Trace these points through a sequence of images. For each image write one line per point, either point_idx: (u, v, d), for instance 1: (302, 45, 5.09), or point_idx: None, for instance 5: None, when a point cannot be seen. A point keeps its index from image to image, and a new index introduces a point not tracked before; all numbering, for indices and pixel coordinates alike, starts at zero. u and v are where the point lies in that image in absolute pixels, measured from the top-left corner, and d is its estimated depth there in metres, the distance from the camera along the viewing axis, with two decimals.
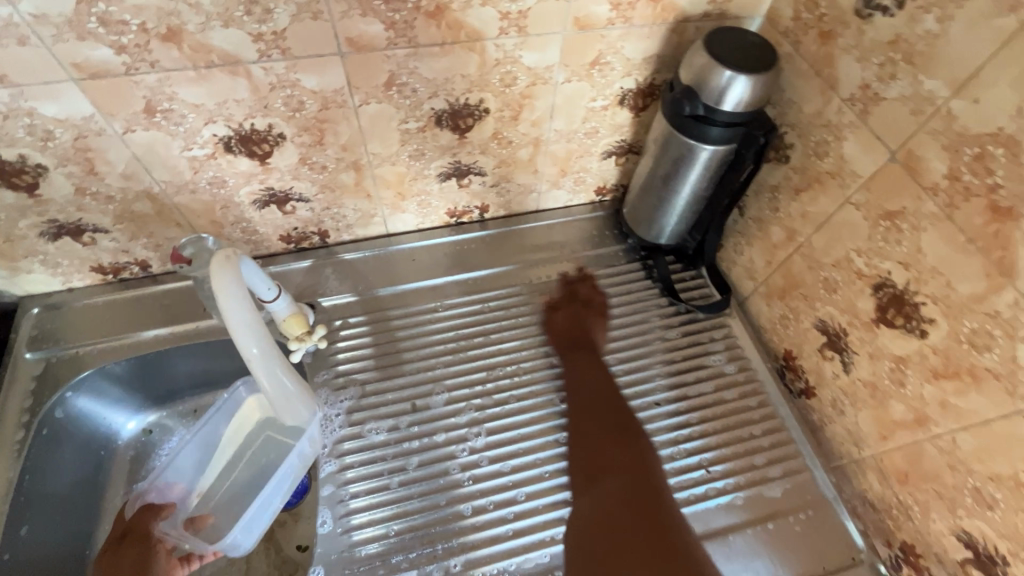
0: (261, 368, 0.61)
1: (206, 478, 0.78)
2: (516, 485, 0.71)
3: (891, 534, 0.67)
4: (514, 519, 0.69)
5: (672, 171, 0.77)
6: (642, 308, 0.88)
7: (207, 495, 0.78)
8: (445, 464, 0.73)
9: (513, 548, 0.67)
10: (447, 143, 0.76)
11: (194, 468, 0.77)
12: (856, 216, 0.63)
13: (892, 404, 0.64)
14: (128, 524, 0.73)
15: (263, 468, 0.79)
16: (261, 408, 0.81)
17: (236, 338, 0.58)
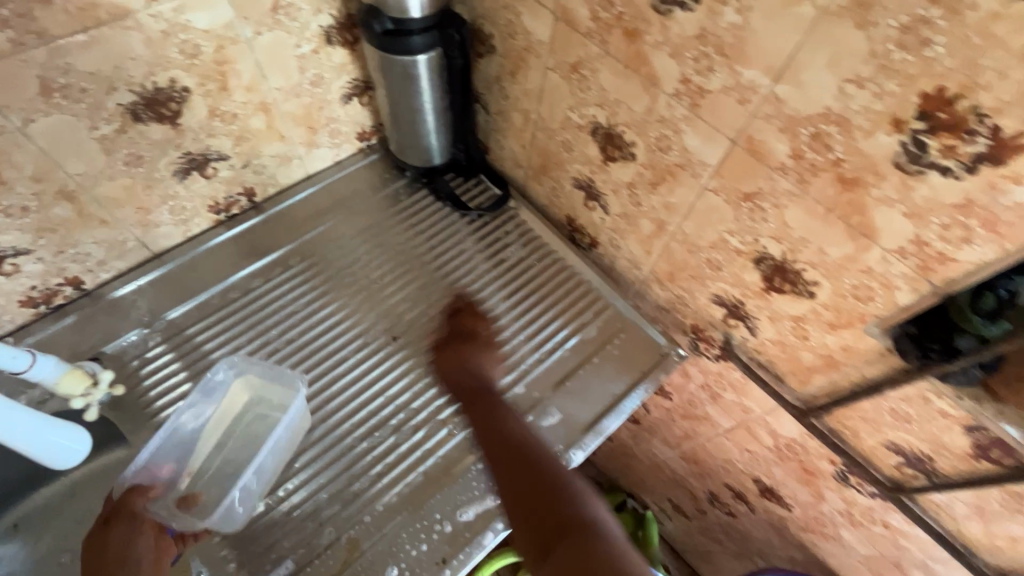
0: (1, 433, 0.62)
1: (196, 459, 0.73)
2: (390, 419, 0.74)
3: (682, 322, 0.82)
4: (399, 446, 0.72)
5: (404, 92, 0.79)
6: (440, 228, 0.93)
7: (198, 473, 0.72)
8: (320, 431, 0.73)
9: (405, 469, 0.71)
10: (162, 137, 0.70)
11: (181, 449, 0.72)
12: (556, 78, 0.71)
13: (642, 222, 0.76)
14: (115, 503, 0.61)
15: (250, 446, 0.74)
16: (249, 387, 0.76)
17: None
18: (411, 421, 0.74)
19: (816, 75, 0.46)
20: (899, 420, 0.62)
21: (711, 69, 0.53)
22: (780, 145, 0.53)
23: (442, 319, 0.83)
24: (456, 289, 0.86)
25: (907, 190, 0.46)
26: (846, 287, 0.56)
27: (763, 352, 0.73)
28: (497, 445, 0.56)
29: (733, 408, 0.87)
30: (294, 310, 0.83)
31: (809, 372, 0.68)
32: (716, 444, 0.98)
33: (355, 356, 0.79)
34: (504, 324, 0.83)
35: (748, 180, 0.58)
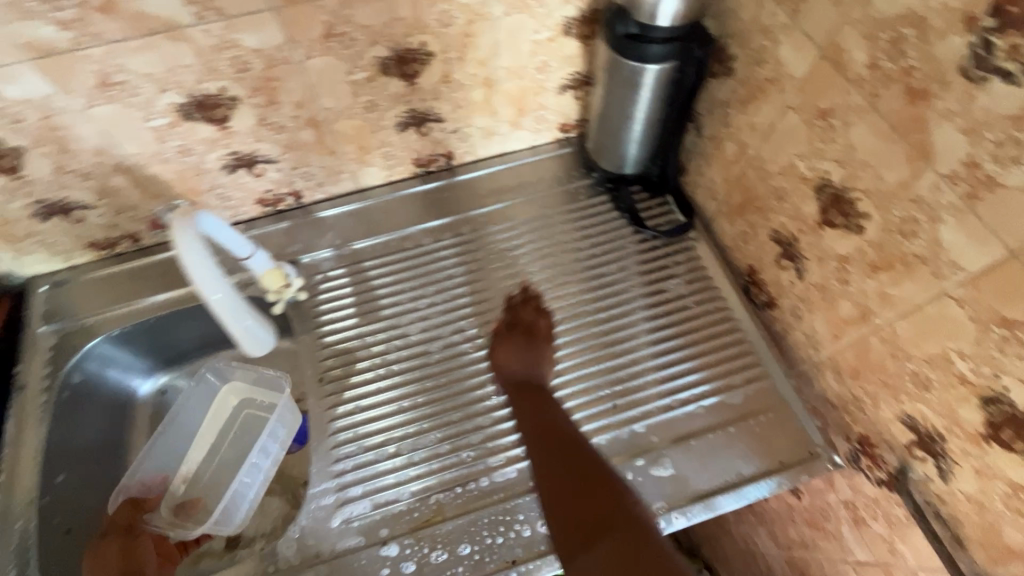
0: (223, 308, 0.72)
1: (190, 463, 0.90)
2: None
3: (849, 427, 0.70)
4: None
5: (621, 97, 0.77)
6: (609, 240, 0.90)
7: (193, 480, 0.89)
8: (455, 388, 0.78)
9: None
10: (398, 91, 0.78)
11: (167, 461, 0.89)
12: (796, 120, 0.64)
13: (841, 303, 0.66)
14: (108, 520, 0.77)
15: (234, 448, 0.91)
16: (236, 393, 0.94)
17: (198, 284, 0.68)
18: None
19: None
20: None
21: (1018, 161, 0.43)
22: None
23: (582, 329, 0.82)
24: (606, 304, 0.84)
25: None
26: None
27: (948, 502, 0.60)
28: (557, 442, 0.69)
29: (876, 541, 0.74)
30: (450, 273, 0.88)
31: (1006, 552, 0.54)
32: (836, 567, 0.85)
33: (488, 335, 0.83)
34: (639, 354, 0.79)
35: (1015, 305, 0.46)
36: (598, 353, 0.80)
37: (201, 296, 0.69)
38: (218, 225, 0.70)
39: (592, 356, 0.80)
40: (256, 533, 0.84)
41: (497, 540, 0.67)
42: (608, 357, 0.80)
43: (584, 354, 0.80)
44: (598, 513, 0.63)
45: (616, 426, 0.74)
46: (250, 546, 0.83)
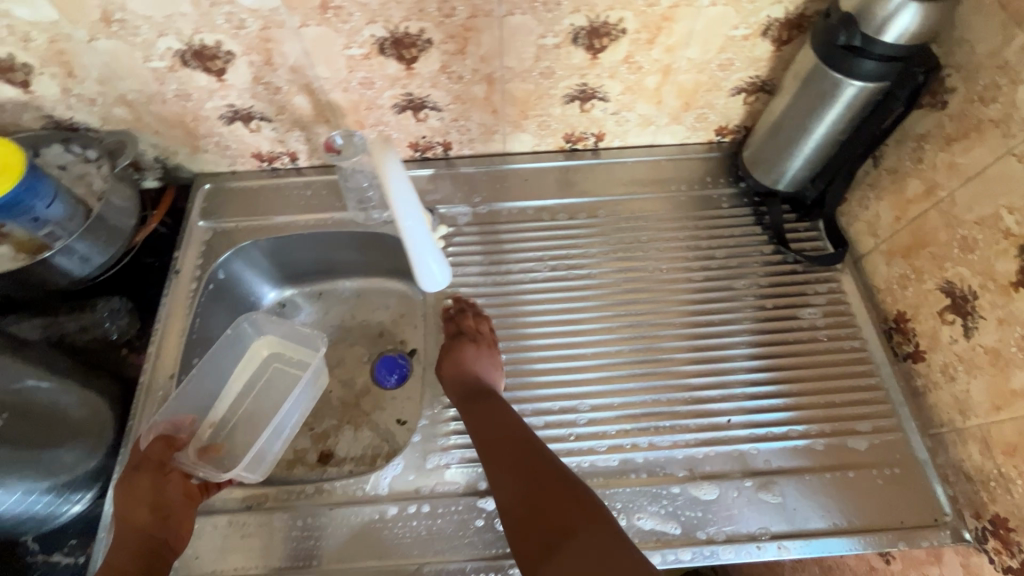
0: (413, 240, 0.75)
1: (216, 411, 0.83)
2: (610, 394, 0.76)
3: (983, 505, 0.66)
4: (610, 420, 0.74)
5: (809, 112, 0.74)
6: (745, 254, 0.87)
7: (219, 426, 0.83)
8: (550, 367, 0.79)
9: (645, 442, 0.73)
10: (579, 63, 0.78)
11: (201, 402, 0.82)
12: (1018, 170, 0.59)
13: (1015, 372, 0.61)
14: (141, 453, 0.71)
15: (266, 400, 0.85)
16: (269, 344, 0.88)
17: (396, 212, 0.71)
18: (616, 408, 0.75)
19: None
20: None
21: None
22: None
23: (674, 340, 0.80)
24: (708, 320, 0.82)
25: None
26: None
27: None
28: (496, 447, 0.66)
29: None
30: (559, 253, 0.88)
31: None
32: None
33: (581, 322, 0.82)
34: (737, 378, 0.77)
35: None
36: (705, 362, 0.78)
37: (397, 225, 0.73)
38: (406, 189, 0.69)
39: (678, 369, 0.78)
40: (347, 456, 0.87)
41: None
42: (714, 369, 0.78)
43: (672, 365, 0.78)
44: (555, 516, 0.59)
45: (721, 443, 0.72)
46: (340, 466, 0.87)
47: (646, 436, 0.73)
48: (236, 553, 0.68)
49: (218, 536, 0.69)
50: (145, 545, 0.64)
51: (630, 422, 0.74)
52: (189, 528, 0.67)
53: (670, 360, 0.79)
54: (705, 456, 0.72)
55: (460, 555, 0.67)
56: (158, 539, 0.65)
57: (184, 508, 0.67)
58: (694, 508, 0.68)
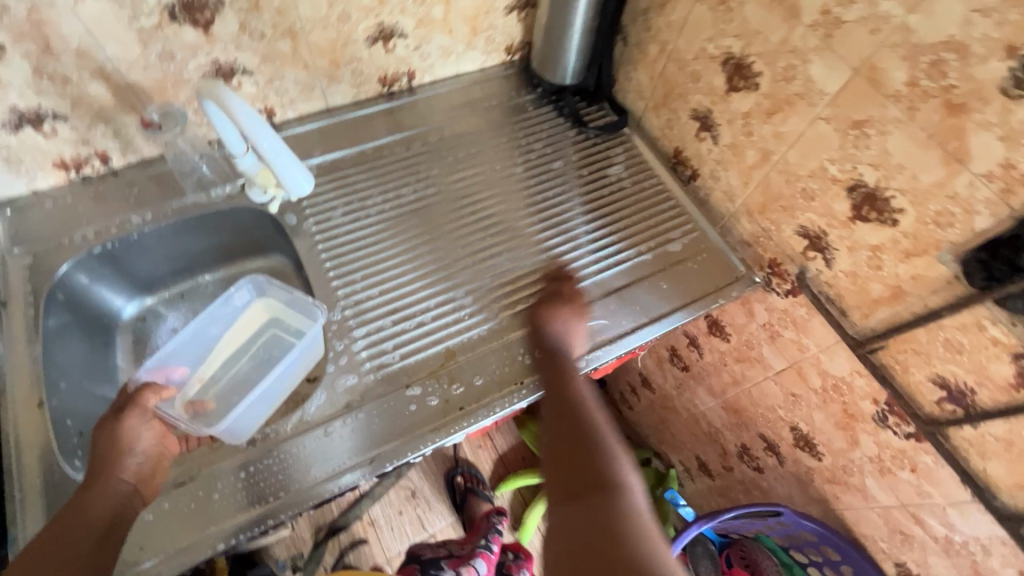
0: (276, 156, 0.80)
1: (210, 366, 0.87)
2: (484, 275, 0.88)
3: (762, 257, 0.91)
4: (490, 294, 0.86)
5: (564, 7, 0.92)
6: (559, 140, 1.05)
7: (208, 384, 0.86)
8: (425, 272, 0.88)
9: (525, 298, 0.86)
10: (369, 3, 0.87)
11: (195, 356, 0.87)
12: (703, 10, 0.82)
13: (747, 152, 0.85)
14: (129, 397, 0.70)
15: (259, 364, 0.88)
16: (268, 311, 0.90)
17: (253, 131, 0.76)
18: (491, 284, 0.87)
19: (947, 6, 0.55)
20: (951, 350, 0.69)
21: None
22: (899, 72, 0.61)
23: (520, 222, 0.95)
24: (542, 199, 0.98)
25: (1006, 114, 0.54)
26: (930, 214, 0.64)
27: (834, 285, 0.81)
28: (563, 421, 0.65)
29: (789, 347, 0.95)
30: (403, 182, 0.97)
31: (874, 304, 0.76)
32: (762, 389, 1.06)
33: (438, 232, 0.92)
34: (577, 232, 0.94)
35: (862, 108, 0.66)
36: (554, 224, 0.95)
37: (257, 146, 0.77)
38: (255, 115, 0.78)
39: (527, 243, 0.92)
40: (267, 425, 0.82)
41: (507, 366, 0.80)
42: (563, 227, 0.94)
43: (522, 241, 0.92)
44: (579, 472, 0.58)
45: (581, 279, 0.89)
46: None
47: (525, 293, 0.87)
48: (178, 525, 0.66)
49: (164, 510, 0.67)
50: (112, 489, 0.62)
51: (508, 289, 0.87)
52: (150, 480, 0.66)
53: (525, 232, 0.93)
54: (576, 291, 0.88)
55: (405, 437, 0.74)
56: (124, 486, 0.63)
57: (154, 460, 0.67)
58: (578, 329, 0.84)
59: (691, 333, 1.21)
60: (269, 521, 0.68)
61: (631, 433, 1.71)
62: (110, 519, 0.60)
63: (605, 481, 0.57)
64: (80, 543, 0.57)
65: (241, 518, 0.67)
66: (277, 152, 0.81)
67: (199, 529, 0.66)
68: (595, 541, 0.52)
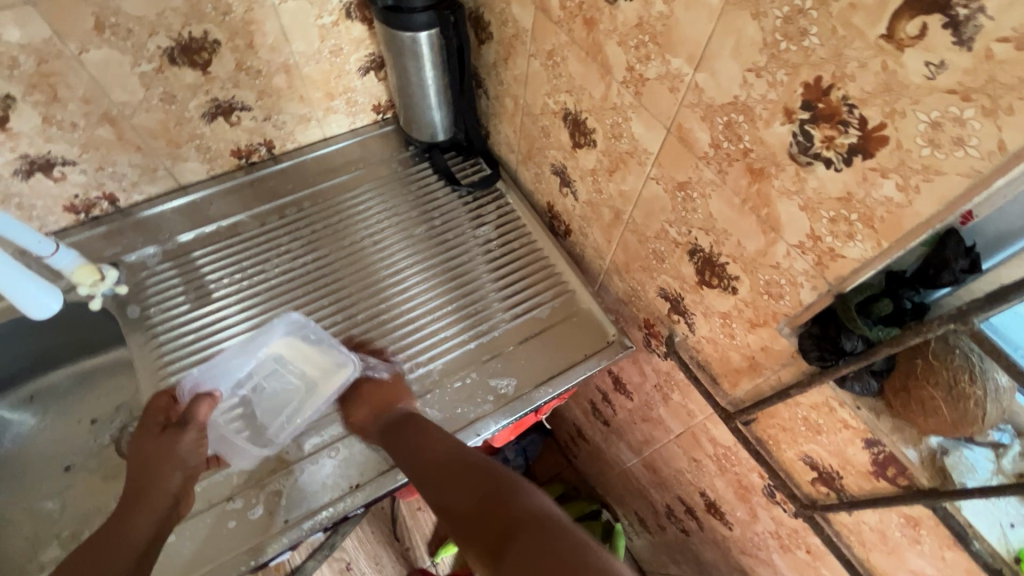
0: (3, 284, 0.66)
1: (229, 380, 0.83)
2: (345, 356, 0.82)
3: (637, 317, 0.84)
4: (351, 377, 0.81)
5: (408, 70, 0.87)
6: (436, 198, 1.00)
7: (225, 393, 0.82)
8: None
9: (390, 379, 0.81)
10: (194, 81, 0.82)
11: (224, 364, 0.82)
12: (536, 65, 0.76)
13: (603, 210, 0.79)
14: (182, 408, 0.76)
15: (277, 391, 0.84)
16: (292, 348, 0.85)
17: None
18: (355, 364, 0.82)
19: (725, 64, 0.48)
20: (811, 430, 0.61)
21: (648, 57, 0.56)
22: (703, 134, 0.55)
23: (396, 288, 0.89)
24: (423, 260, 0.92)
25: (801, 182, 0.47)
26: (761, 283, 0.57)
27: (700, 351, 0.73)
28: (465, 484, 0.67)
29: (680, 411, 0.87)
30: (271, 253, 0.92)
31: (737, 374, 0.68)
32: (669, 451, 0.98)
33: (304, 307, 0.87)
34: (457, 296, 0.88)
35: (681, 170, 0.60)
36: (447, 280, 0.90)
37: None
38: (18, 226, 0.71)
39: (403, 312, 0.87)
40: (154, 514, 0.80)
41: (342, 468, 0.75)
42: (462, 280, 0.90)
43: (396, 311, 0.87)
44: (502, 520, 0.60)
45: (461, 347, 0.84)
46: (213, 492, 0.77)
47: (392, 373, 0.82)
48: (198, 561, 0.68)
49: (187, 549, 0.69)
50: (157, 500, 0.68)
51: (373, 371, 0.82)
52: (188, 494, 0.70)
53: (424, 289, 0.89)
54: (484, 344, 0.85)
55: (243, 549, 0.69)
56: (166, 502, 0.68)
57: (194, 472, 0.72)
58: (487, 384, 0.82)
59: (601, 389, 1.12)
60: (267, 553, 0.69)
61: (578, 482, 1.56)
62: (149, 540, 0.65)
63: (526, 513, 0.60)
64: (115, 561, 0.62)
65: (252, 547, 0.69)
66: (12, 275, 0.66)
67: (216, 557, 0.68)
68: (543, 564, 0.51)
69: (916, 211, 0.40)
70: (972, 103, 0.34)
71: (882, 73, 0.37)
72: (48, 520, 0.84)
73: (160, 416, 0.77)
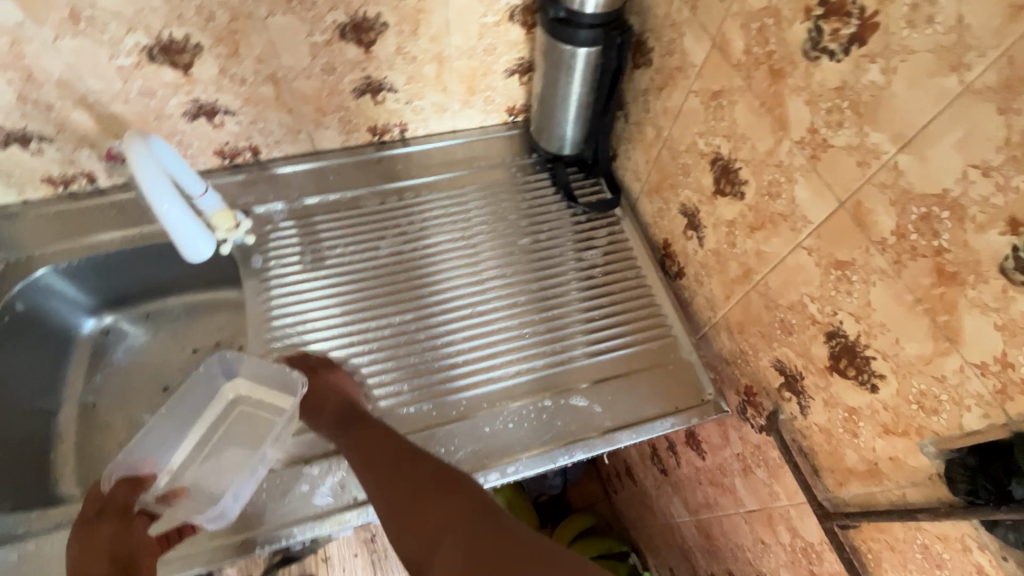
0: (170, 222, 0.77)
1: (181, 454, 0.81)
2: (435, 350, 0.83)
3: (737, 381, 0.79)
4: (435, 372, 0.82)
5: (557, 81, 0.86)
6: (549, 211, 0.99)
7: (178, 472, 0.80)
8: (377, 339, 0.84)
9: (471, 382, 0.81)
10: (355, 57, 0.85)
11: (165, 443, 0.80)
12: (696, 103, 0.73)
13: (730, 263, 0.75)
14: (107, 497, 0.68)
15: (234, 442, 0.83)
16: (236, 388, 0.85)
17: (145, 192, 0.74)
18: (440, 361, 0.83)
19: (944, 153, 0.44)
20: (930, 561, 0.55)
21: (840, 124, 0.52)
22: (886, 219, 0.50)
23: (492, 293, 0.89)
24: (524, 271, 0.92)
25: (1006, 301, 0.42)
26: (913, 391, 0.52)
27: (808, 436, 0.68)
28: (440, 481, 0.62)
29: (761, 488, 0.81)
30: (384, 231, 0.94)
31: (848, 474, 0.62)
32: (733, 523, 0.92)
33: (403, 293, 0.88)
34: (551, 314, 0.87)
35: (844, 248, 0.55)
36: (547, 296, 0.89)
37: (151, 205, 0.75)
38: (187, 170, 0.78)
39: (495, 319, 0.86)
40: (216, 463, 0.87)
41: None
42: (561, 299, 0.89)
43: (488, 317, 0.87)
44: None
45: (549, 367, 0.83)
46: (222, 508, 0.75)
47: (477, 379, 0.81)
48: (263, 519, 0.71)
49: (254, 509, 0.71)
50: None
51: (457, 371, 0.82)
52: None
53: (521, 300, 0.89)
54: (563, 373, 0.83)
55: (306, 517, 0.71)
56: None
57: (144, 554, 0.64)
58: (564, 414, 0.80)
59: (670, 437, 1.08)
60: (326, 528, 0.71)
61: (612, 518, 1.51)
62: None
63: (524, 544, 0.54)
64: None
65: (313, 517, 0.71)
66: (177, 214, 0.77)
67: (279, 518, 0.71)
68: None
69: None
70: None
71: None
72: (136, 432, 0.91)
73: (93, 506, 0.68)
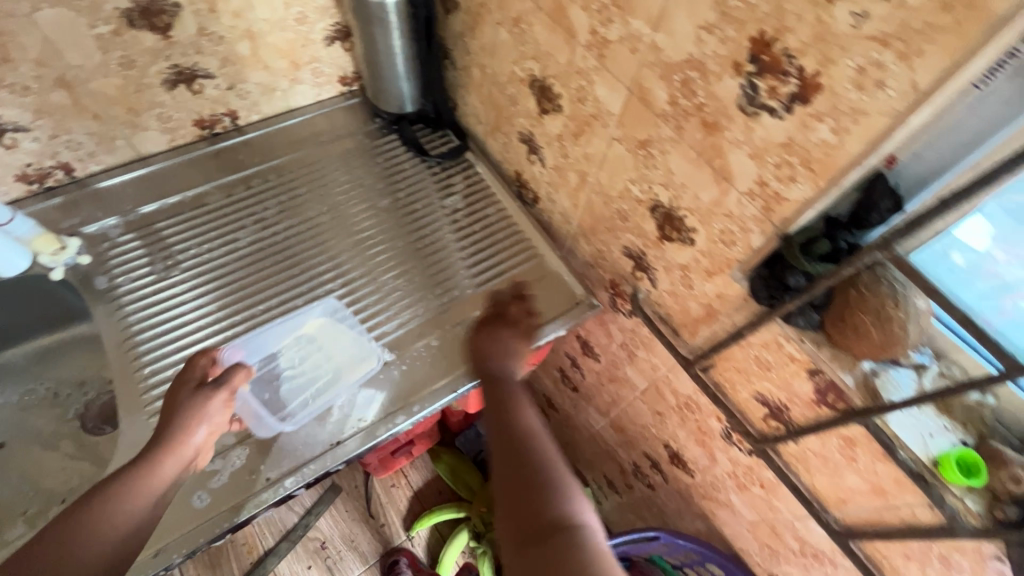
0: None
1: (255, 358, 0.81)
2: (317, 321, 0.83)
3: (603, 278, 0.88)
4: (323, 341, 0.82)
5: (376, 39, 0.87)
6: (405, 169, 1.01)
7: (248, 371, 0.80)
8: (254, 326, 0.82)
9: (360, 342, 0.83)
10: (154, 46, 0.81)
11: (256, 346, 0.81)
12: (503, 33, 0.79)
13: (569, 174, 0.83)
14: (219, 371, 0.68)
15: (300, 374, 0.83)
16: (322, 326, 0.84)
17: None
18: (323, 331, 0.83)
19: (681, 23, 0.52)
20: (763, 369, 0.67)
21: (610, 20, 0.60)
22: (661, 92, 0.58)
23: (364, 255, 0.90)
24: (391, 228, 0.94)
25: (749, 132, 0.52)
26: (716, 232, 0.62)
27: (662, 305, 0.78)
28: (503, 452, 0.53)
29: (645, 366, 0.92)
30: (237, 222, 0.91)
31: (696, 324, 0.73)
32: (635, 409, 1.03)
33: (272, 276, 0.87)
34: (426, 261, 0.91)
35: (642, 128, 0.64)
36: (418, 246, 0.92)
37: None
38: None
39: (370, 279, 0.88)
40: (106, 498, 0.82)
41: (321, 429, 0.77)
42: (431, 247, 0.92)
43: (365, 279, 0.88)
44: (532, 517, 0.47)
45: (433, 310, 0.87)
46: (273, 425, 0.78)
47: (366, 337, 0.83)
48: (174, 526, 0.69)
49: (166, 519, 0.69)
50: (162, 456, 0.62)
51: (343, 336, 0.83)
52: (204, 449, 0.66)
53: (393, 256, 0.91)
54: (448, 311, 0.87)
55: (222, 510, 0.70)
56: (188, 451, 0.64)
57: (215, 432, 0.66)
58: (457, 347, 0.85)
59: (571, 354, 1.16)
60: (247, 513, 0.70)
61: None
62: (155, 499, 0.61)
63: (556, 523, 0.46)
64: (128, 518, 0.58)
65: (232, 507, 0.71)
66: None
67: (193, 520, 0.69)
68: None
69: (847, 150, 0.45)
70: (891, 49, 0.39)
71: (818, 25, 0.42)
72: (6, 501, 0.82)
73: (197, 370, 0.67)
